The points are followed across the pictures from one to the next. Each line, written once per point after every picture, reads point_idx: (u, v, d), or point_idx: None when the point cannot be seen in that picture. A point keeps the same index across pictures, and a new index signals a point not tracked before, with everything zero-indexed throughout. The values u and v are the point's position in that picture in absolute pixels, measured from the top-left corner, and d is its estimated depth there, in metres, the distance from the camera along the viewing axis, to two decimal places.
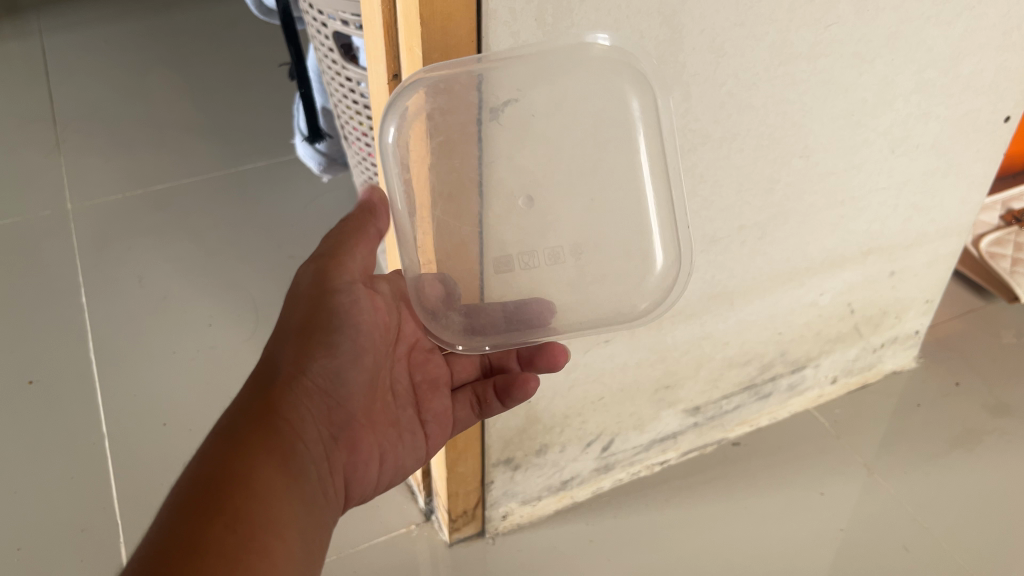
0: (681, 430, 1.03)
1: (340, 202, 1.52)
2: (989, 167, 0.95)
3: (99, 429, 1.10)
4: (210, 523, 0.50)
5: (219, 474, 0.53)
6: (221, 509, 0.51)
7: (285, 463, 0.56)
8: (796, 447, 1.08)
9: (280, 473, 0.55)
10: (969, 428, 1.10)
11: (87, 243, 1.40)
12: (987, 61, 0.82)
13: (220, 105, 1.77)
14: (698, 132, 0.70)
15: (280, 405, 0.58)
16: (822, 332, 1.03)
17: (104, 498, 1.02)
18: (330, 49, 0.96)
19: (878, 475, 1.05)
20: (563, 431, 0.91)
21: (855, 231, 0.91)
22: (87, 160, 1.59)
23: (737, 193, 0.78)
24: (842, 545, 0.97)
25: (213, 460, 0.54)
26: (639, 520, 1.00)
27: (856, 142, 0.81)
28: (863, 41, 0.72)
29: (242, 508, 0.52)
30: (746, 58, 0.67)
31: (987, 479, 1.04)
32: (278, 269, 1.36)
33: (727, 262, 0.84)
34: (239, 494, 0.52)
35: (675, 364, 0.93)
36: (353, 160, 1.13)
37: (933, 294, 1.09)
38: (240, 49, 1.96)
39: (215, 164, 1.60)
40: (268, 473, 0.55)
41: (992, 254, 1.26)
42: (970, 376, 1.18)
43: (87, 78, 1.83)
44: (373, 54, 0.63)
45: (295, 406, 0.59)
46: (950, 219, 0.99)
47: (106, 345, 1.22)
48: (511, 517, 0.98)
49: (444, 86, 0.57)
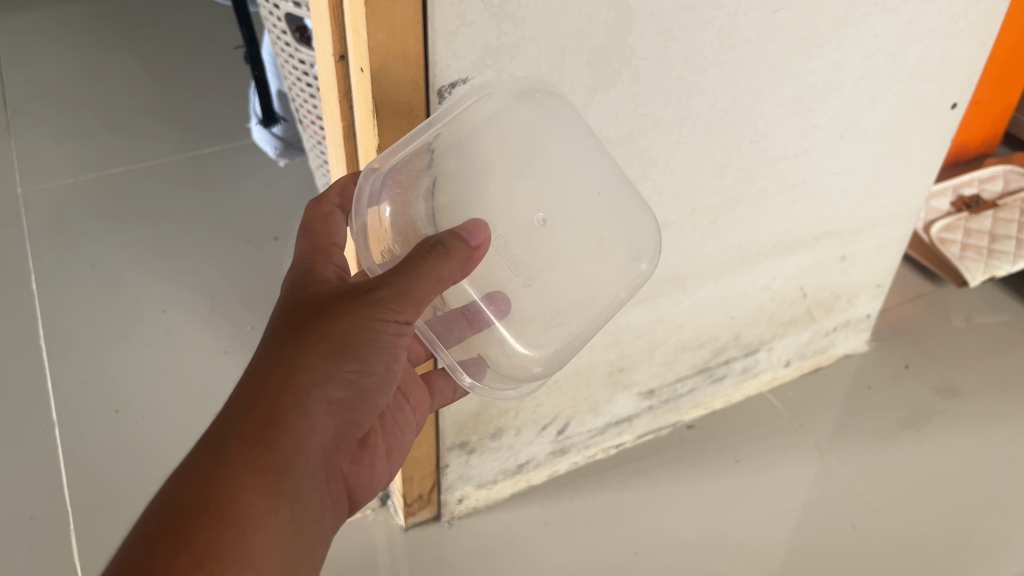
0: (635, 412, 1.04)
1: (299, 186, 1.51)
2: (937, 152, 0.96)
3: (48, 417, 1.08)
4: (187, 544, 0.46)
5: (203, 487, 0.48)
6: (202, 533, 0.46)
7: (281, 482, 0.50)
8: (751, 428, 1.10)
9: (271, 493, 0.49)
10: (918, 409, 1.13)
11: (37, 229, 1.37)
12: (935, 47, 0.83)
13: (176, 89, 1.74)
14: (648, 116, 0.71)
15: (288, 416, 0.51)
16: (775, 316, 1.04)
17: (54, 486, 1.01)
18: (283, 32, 0.95)
19: (829, 456, 1.07)
20: (517, 415, 0.91)
21: (807, 216, 0.93)
22: (39, 145, 1.55)
23: (688, 176, 0.78)
24: (796, 524, 0.99)
25: (209, 460, 0.49)
26: (594, 501, 1.00)
27: (805, 126, 0.82)
28: (811, 26, 0.73)
29: (226, 536, 0.47)
30: (695, 41, 0.68)
31: (934, 458, 1.06)
32: (235, 255, 1.35)
33: (680, 245, 0.85)
34: (217, 519, 0.47)
35: (629, 347, 0.93)
36: (307, 143, 1.12)
37: (884, 279, 1.11)
38: (198, 33, 1.94)
39: (170, 149, 1.57)
40: (261, 494, 0.49)
41: (943, 239, 1.27)
42: (919, 359, 1.20)
43: (39, 62, 1.79)
44: (320, 34, 0.62)
45: (305, 418, 0.52)
46: (899, 204, 1.00)
47: (56, 332, 1.20)
48: (466, 501, 0.98)
49: (387, 107, 0.59)
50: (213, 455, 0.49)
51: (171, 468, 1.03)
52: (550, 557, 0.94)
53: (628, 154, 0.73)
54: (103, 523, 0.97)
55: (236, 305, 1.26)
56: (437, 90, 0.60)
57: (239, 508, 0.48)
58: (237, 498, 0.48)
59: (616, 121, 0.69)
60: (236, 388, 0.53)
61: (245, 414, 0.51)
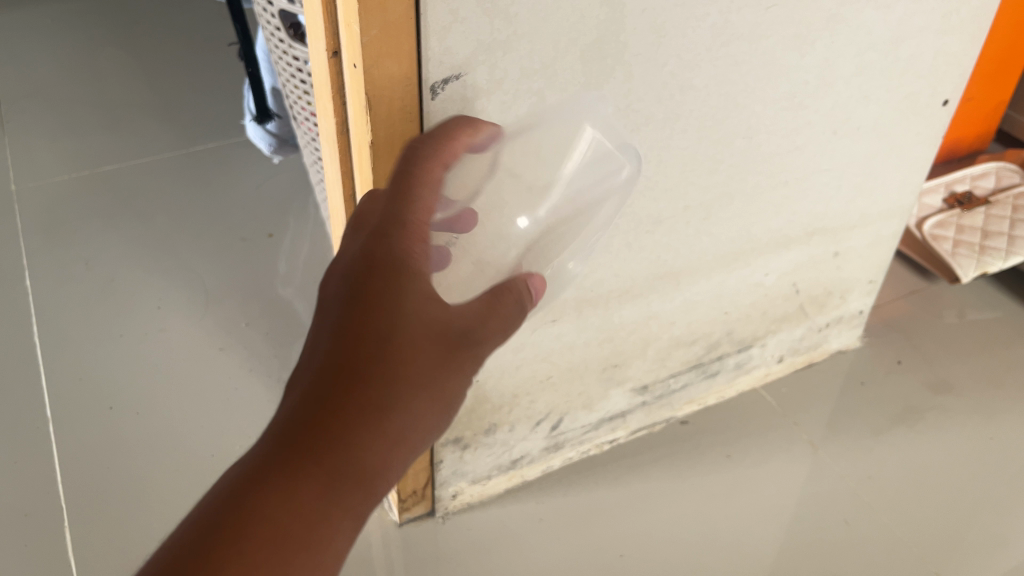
0: (629, 408, 1.04)
1: (294, 183, 1.51)
2: (928, 149, 0.97)
3: (42, 414, 1.08)
4: None
5: (292, 530, 0.42)
6: None
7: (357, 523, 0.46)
8: (744, 424, 1.11)
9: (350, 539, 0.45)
10: (911, 404, 1.13)
11: (31, 226, 1.37)
12: (927, 44, 0.84)
13: (171, 86, 1.74)
14: (641, 113, 0.71)
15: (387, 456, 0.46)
16: (768, 312, 1.04)
17: (47, 482, 1.01)
18: (277, 28, 0.95)
19: (822, 451, 1.07)
20: (511, 411, 0.91)
21: (800, 212, 0.93)
22: (32, 142, 1.55)
23: (681, 173, 0.79)
24: (789, 520, 0.99)
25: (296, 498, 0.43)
26: (588, 497, 1.01)
27: (798, 123, 0.82)
28: (803, 23, 0.73)
29: None
30: (687, 38, 0.68)
31: (925, 453, 1.07)
32: (229, 252, 1.35)
33: (673, 241, 0.85)
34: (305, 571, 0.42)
35: (623, 343, 0.93)
36: (301, 140, 1.12)
37: (876, 275, 1.11)
38: (192, 30, 1.93)
39: (164, 146, 1.57)
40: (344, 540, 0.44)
41: (935, 236, 1.28)
42: (912, 355, 1.21)
43: (32, 58, 1.79)
44: (313, 31, 0.62)
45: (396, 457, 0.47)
46: (892, 200, 1.01)
47: (50, 329, 1.20)
48: (461, 497, 0.98)
49: (380, 104, 0.59)
50: (308, 493, 0.43)
51: (165, 464, 1.03)
52: (543, 553, 0.94)
53: None
54: (97, 520, 0.97)
55: (230, 302, 1.26)
56: (430, 87, 0.60)
57: (326, 558, 0.43)
58: (328, 548, 0.43)
59: (609, 117, 0.69)
60: (315, 391, 0.45)
61: (342, 446, 0.44)
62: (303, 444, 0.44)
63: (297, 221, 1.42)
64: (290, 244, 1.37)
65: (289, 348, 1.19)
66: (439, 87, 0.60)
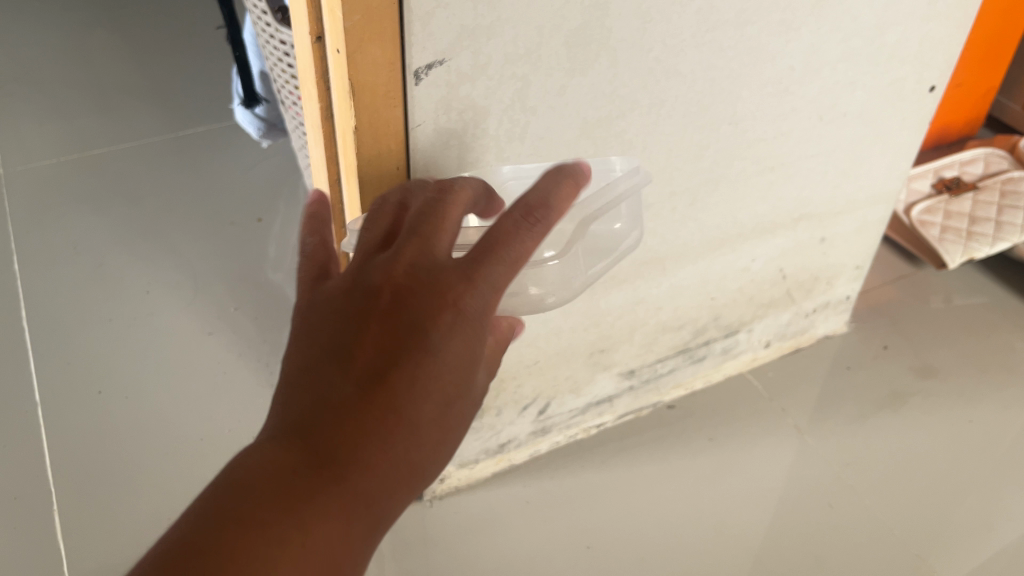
0: (616, 393, 1.05)
1: (284, 168, 1.50)
2: (915, 135, 0.97)
3: (31, 398, 1.08)
4: None
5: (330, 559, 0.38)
6: None
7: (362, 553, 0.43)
8: (730, 408, 1.11)
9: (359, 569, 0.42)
10: (896, 389, 1.14)
11: (19, 210, 1.36)
12: (913, 30, 0.84)
13: (161, 70, 1.73)
14: (627, 98, 0.71)
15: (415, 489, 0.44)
16: (755, 297, 1.05)
17: (36, 466, 1.01)
18: (263, 12, 0.95)
19: (807, 436, 1.08)
20: (498, 395, 0.92)
21: (786, 198, 0.93)
22: (20, 125, 1.54)
23: (666, 159, 0.79)
24: (773, 504, 1.00)
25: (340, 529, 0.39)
26: (575, 481, 1.02)
27: (784, 109, 0.83)
28: (789, 9, 0.73)
29: None
30: (673, 23, 0.68)
31: (909, 437, 1.08)
32: (219, 237, 1.35)
33: (658, 227, 0.85)
34: None
35: (610, 328, 0.93)
36: (290, 124, 1.12)
37: (863, 260, 1.12)
38: (183, 13, 1.93)
39: (154, 129, 1.57)
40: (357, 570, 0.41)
41: (923, 222, 1.29)
42: (898, 339, 1.21)
43: (20, 41, 1.78)
44: (297, 16, 0.62)
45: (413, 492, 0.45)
46: (878, 187, 1.01)
47: (38, 313, 1.20)
48: (449, 481, 0.99)
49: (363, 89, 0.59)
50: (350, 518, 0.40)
51: (153, 448, 1.03)
52: (529, 538, 0.95)
53: (608, 136, 0.73)
54: (86, 503, 0.97)
55: (220, 286, 1.26)
56: (414, 73, 0.59)
57: None
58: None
59: (593, 103, 0.69)
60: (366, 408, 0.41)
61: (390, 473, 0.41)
62: (352, 467, 0.40)
63: (287, 206, 1.42)
64: (280, 229, 1.37)
65: (278, 332, 1.19)
66: (422, 73, 0.60)
